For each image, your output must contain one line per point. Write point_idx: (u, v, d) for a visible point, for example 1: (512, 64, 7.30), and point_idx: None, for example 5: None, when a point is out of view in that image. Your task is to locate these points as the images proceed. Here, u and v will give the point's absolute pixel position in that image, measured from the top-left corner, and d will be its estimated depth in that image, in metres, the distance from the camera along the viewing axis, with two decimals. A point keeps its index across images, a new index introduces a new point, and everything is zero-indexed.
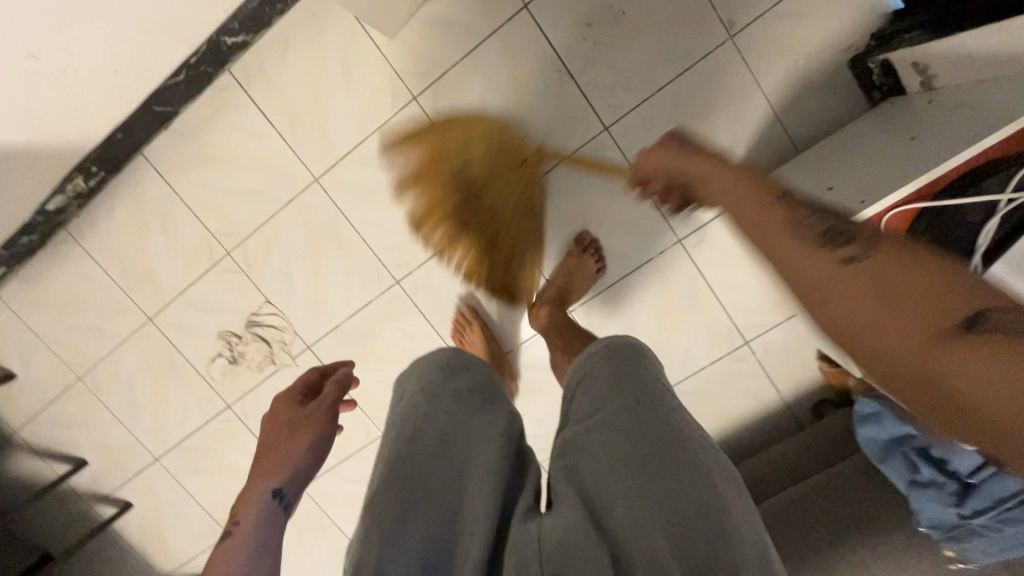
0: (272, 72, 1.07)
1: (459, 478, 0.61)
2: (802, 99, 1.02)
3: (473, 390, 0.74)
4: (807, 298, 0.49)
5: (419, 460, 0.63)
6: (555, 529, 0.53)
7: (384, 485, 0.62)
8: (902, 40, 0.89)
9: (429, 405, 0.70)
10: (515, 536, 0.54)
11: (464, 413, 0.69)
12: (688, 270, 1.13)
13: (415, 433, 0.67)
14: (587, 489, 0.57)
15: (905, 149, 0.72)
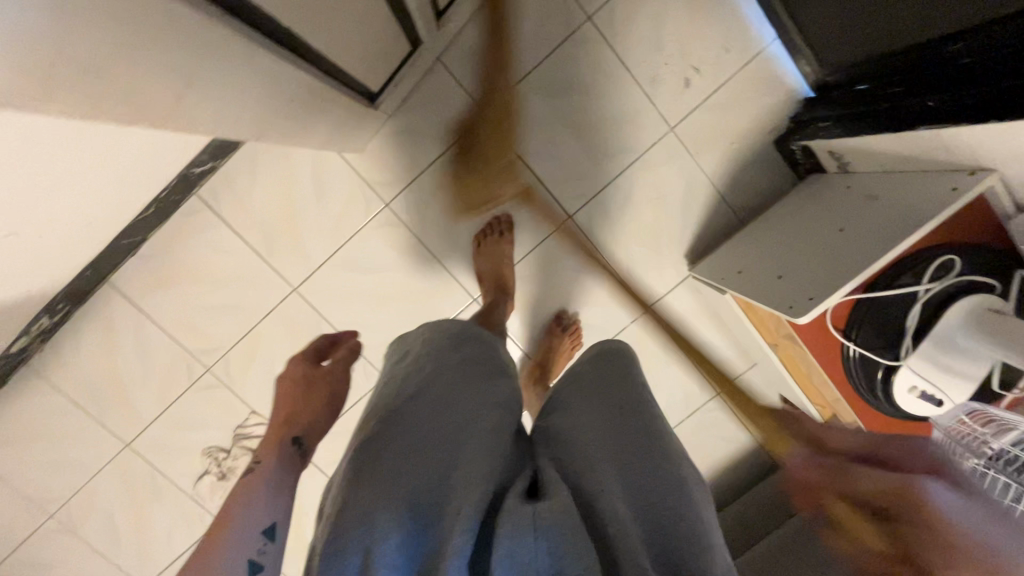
0: (243, 192, 1.09)
1: (458, 450, 0.61)
2: (740, 177, 1.14)
3: (481, 364, 0.75)
4: None
5: (421, 431, 0.63)
6: (553, 509, 0.54)
7: (380, 448, 0.63)
8: (817, 128, 1.02)
9: (439, 377, 0.71)
10: (512, 513, 0.54)
11: (467, 390, 0.69)
12: (658, 335, 1.22)
13: (419, 405, 0.67)
14: (580, 471, 0.61)
15: (836, 239, 0.83)
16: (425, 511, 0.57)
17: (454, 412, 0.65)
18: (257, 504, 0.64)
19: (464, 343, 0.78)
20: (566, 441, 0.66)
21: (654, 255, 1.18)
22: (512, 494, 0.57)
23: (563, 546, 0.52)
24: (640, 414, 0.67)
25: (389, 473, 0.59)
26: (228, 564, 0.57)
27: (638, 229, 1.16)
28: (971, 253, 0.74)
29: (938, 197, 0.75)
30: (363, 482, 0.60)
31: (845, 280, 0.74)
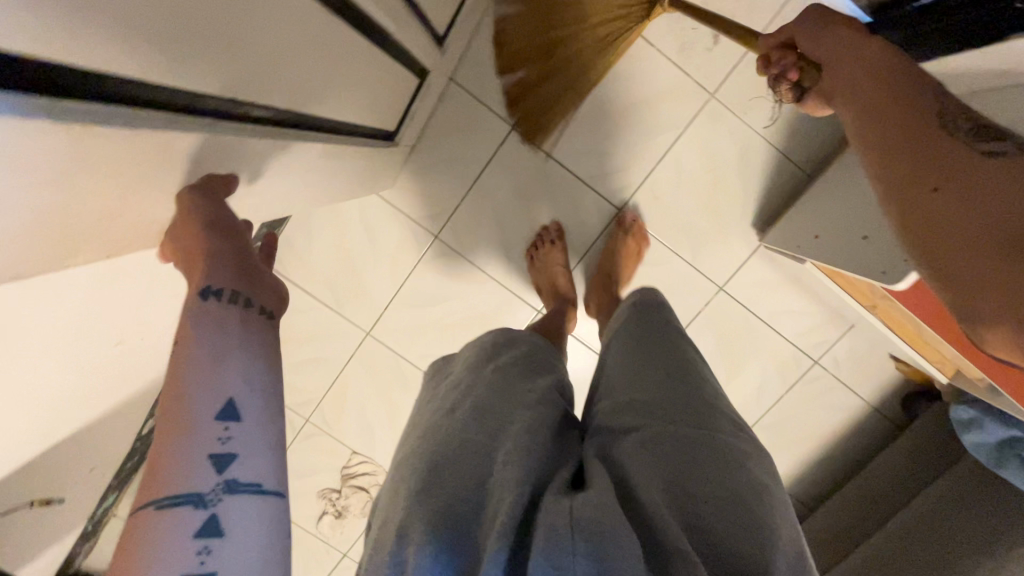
0: (303, 252, 1.15)
1: (495, 452, 0.52)
2: (799, 129, 1.04)
3: (521, 362, 0.64)
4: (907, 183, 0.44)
5: (454, 436, 0.55)
6: (599, 510, 0.44)
7: (410, 463, 0.55)
8: None
9: (483, 380, 0.62)
10: (547, 513, 0.45)
11: (503, 391, 0.59)
12: (738, 312, 1.15)
13: (447, 413, 0.59)
14: (626, 462, 0.51)
15: None
16: (455, 521, 0.48)
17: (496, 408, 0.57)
18: (202, 378, 0.45)
19: (519, 345, 0.68)
20: (615, 437, 0.55)
21: (717, 230, 1.10)
22: (553, 490, 0.48)
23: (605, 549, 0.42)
24: (695, 410, 0.57)
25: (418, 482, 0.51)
26: (184, 468, 0.41)
27: (694, 206, 1.10)
28: None
29: None
30: (397, 496, 0.53)
31: None
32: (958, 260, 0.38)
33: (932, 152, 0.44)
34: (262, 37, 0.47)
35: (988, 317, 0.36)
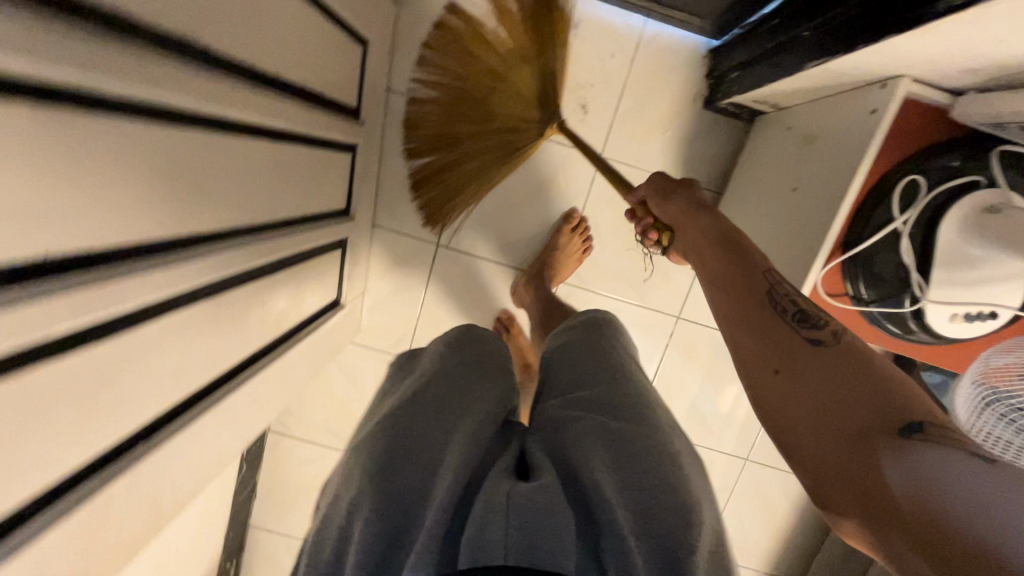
0: (303, 409, 1.27)
1: (447, 429, 0.55)
2: (692, 156, 1.10)
3: (484, 358, 0.67)
4: (761, 372, 0.50)
5: (411, 412, 0.56)
6: (540, 494, 0.48)
7: (359, 442, 0.57)
8: (731, 80, 0.96)
9: (451, 366, 0.64)
10: (486, 496, 0.49)
11: (465, 385, 0.62)
12: (704, 331, 1.19)
13: (407, 394, 0.61)
14: (564, 448, 0.56)
15: (792, 201, 0.79)
16: (405, 490, 0.49)
17: (447, 408, 0.58)
18: None
19: (480, 341, 0.70)
20: (558, 422, 0.60)
21: (654, 267, 1.16)
22: (497, 474, 0.52)
23: (534, 530, 0.46)
24: (631, 399, 0.62)
25: (374, 454, 0.52)
26: None
27: (624, 253, 1.16)
28: (935, 160, 0.65)
29: (860, 124, 0.68)
30: (339, 488, 0.54)
31: (811, 264, 0.70)
32: (817, 476, 0.42)
33: (789, 346, 0.49)
34: (196, 344, 0.58)
35: (848, 517, 0.39)
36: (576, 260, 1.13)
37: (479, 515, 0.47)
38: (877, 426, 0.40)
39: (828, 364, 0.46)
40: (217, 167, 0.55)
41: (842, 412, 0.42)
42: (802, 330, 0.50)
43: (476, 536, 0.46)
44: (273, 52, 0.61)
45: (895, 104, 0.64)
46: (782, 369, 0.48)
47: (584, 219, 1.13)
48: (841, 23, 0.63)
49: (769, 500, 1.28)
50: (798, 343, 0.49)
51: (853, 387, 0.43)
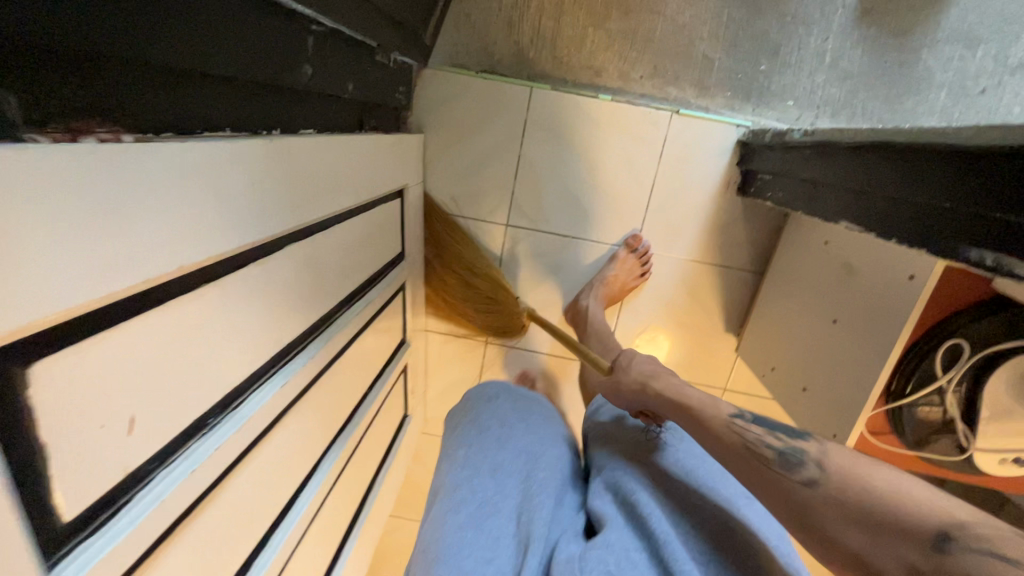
0: None
1: (525, 511, 0.62)
2: (727, 240, 1.10)
3: (529, 423, 0.78)
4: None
5: (491, 494, 0.64)
6: (610, 550, 0.57)
7: (437, 520, 0.62)
8: (763, 181, 0.96)
9: (508, 446, 0.72)
10: (563, 555, 0.57)
11: (531, 454, 0.71)
12: (751, 400, 1.20)
13: (483, 468, 0.67)
14: (631, 494, 0.64)
15: (832, 331, 0.80)
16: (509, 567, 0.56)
17: (507, 498, 0.64)
18: None
19: (518, 408, 0.81)
20: (614, 475, 0.69)
21: (697, 344, 1.18)
22: (567, 538, 0.61)
23: None
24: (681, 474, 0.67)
25: (465, 538, 0.58)
26: None
27: (666, 333, 1.18)
28: (975, 322, 0.66)
29: (897, 281, 0.69)
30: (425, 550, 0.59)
31: (855, 416, 0.72)
32: None
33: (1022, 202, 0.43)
34: (303, 559, 0.68)
35: None
36: (635, 279, 1.12)
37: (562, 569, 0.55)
38: None
39: None
40: (302, 430, 0.63)
41: None
42: (1004, 208, 0.45)
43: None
44: (330, 288, 0.69)
45: (934, 277, 0.63)
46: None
47: (648, 243, 1.11)
48: (875, 202, 0.63)
49: None
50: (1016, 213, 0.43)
51: None
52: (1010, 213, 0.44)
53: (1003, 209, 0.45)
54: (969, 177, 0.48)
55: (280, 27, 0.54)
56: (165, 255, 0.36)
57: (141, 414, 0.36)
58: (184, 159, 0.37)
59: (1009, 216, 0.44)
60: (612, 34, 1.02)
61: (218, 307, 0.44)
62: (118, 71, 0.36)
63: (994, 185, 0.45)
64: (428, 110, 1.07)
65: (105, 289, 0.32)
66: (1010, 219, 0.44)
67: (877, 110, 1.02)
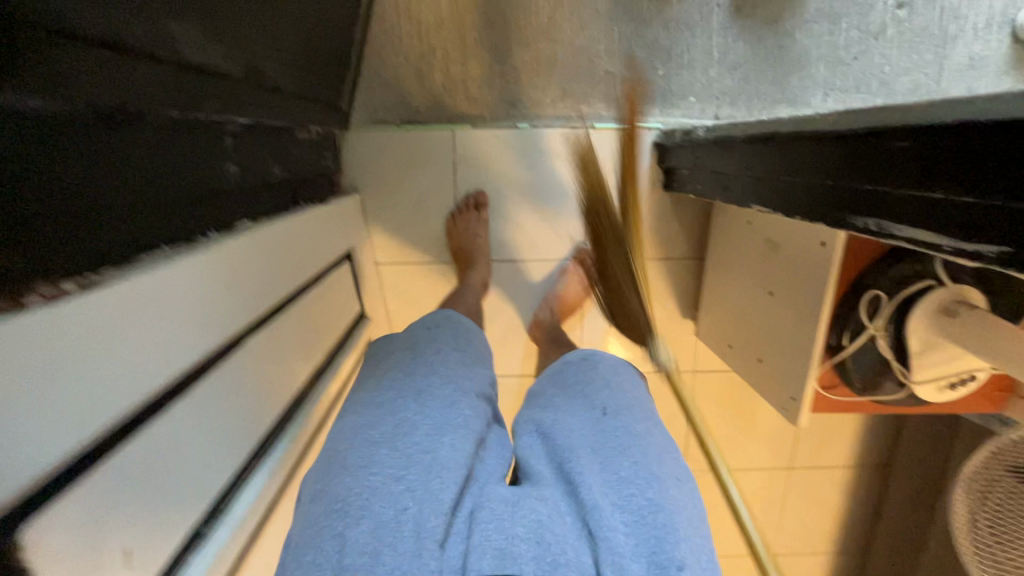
0: None
1: (448, 433, 0.59)
2: (665, 234, 1.16)
3: (467, 355, 0.75)
4: (893, 178, 0.49)
5: (412, 414, 0.60)
6: (542, 505, 0.55)
7: (343, 442, 0.58)
8: (682, 176, 1.03)
9: (440, 369, 0.69)
10: (491, 503, 0.55)
11: (462, 388, 0.67)
12: (721, 375, 1.26)
13: (405, 392, 0.64)
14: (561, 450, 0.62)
15: (771, 302, 0.86)
16: (421, 486, 0.53)
17: (430, 418, 0.60)
18: None
19: (452, 338, 0.77)
20: (550, 429, 0.65)
21: (660, 334, 1.23)
22: (493, 483, 0.58)
23: (544, 537, 0.52)
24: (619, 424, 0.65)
25: (379, 454, 0.55)
26: None
27: (629, 330, 1.23)
28: (887, 271, 0.73)
29: (813, 249, 0.76)
30: (335, 465, 0.55)
31: (807, 376, 0.79)
32: (919, 171, 0.46)
33: (889, 172, 0.49)
34: None
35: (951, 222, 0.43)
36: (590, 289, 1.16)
37: (491, 510, 0.54)
38: (931, 182, 0.44)
39: (907, 210, 0.48)
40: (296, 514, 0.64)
41: (929, 211, 0.45)
42: (876, 179, 0.51)
43: (488, 535, 0.51)
44: (297, 368, 0.70)
45: (840, 243, 0.71)
46: (893, 147, 0.48)
47: None
48: (775, 183, 0.70)
49: (824, 497, 1.36)
50: (886, 183, 0.50)
51: (920, 220, 0.47)
52: (880, 183, 0.51)
53: (876, 181, 0.51)
54: (846, 154, 0.54)
55: (201, 138, 0.57)
56: (127, 391, 0.38)
57: (136, 545, 0.38)
58: (128, 295, 0.39)
59: (880, 185, 0.51)
60: (518, 66, 1.08)
61: (189, 420, 0.46)
62: (56, 225, 0.38)
63: (867, 159, 0.52)
64: (359, 168, 1.09)
65: (75, 440, 0.33)
66: (882, 188, 0.50)
67: (769, 91, 1.11)
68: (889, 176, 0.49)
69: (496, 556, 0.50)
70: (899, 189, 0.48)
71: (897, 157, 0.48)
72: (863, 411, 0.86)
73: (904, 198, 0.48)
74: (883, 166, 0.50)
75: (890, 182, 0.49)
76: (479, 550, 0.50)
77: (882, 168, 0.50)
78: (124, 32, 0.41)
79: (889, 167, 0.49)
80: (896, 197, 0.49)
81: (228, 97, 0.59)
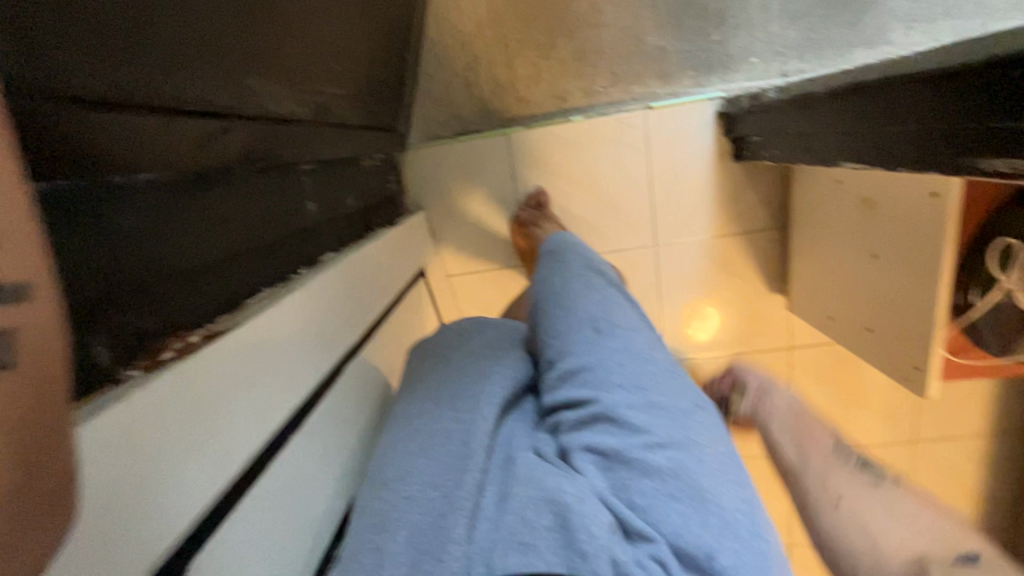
0: None
1: (476, 428, 0.55)
2: (740, 207, 1.10)
3: (506, 342, 0.69)
4: (1018, 114, 0.43)
5: (446, 416, 0.57)
6: (571, 485, 0.49)
7: (385, 449, 0.56)
8: (754, 144, 0.96)
9: (476, 362, 0.64)
10: (520, 487, 0.50)
11: (493, 373, 0.62)
12: (821, 349, 1.17)
13: (437, 393, 0.60)
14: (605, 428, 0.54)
15: (875, 266, 0.79)
16: (450, 488, 0.50)
17: (454, 416, 0.56)
18: None
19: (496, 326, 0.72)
20: (579, 377, 0.58)
21: (747, 313, 1.17)
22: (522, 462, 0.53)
23: (570, 522, 0.46)
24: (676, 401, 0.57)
25: (417, 462, 0.53)
26: None
27: (712, 313, 1.18)
28: (1019, 216, 0.64)
29: (920, 203, 0.68)
30: (378, 473, 0.54)
31: (930, 344, 0.71)
32: None
33: (1012, 107, 0.43)
34: None
35: None
36: None
37: (518, 497, 0.49)
38: None
39: None
40: None
41: None
42: (999, 117, 0.45)
43: (514, 525, 0.47)
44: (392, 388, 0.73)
45: (955, 191, 0.63)
46: (1014, 79, 0.42)
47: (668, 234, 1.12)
48: (870, 137, 0.63)
49: (958, 471, 1.23)
50: (1012, 120, 0.44)
51: None
52: (1007, 121, 0.44)
53: (999, 119, 0.45)
54: (954, 94, 0.48)
55: (281, 182, 0.60)
56: (258, 428, 0.41)
57: (277, 574, 0.41)
58: (247, 337, 0.42)
59: (1006, 124, 0.44)
60: (563, 59, 1.06)
61: (307, 450, 0.48)
62: (171, 284, 0.42)
63: (982, 96, 0.46)
64: (420, 186, 1.12)
65: (221, 480, 0.36)
66: (1008, 126, 0.44)
67: (841, 36, 1.02)
68: (1015, 112, 0.43)
69: (521, 549, 0.45)
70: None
71: (1019, 90, 0.42)
72: (1002, 375, 0.76)
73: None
74: (1006, 103, 0.43)
75: (1016, 119, 0.43)
76: (503, 542, 0.46)
77: (1003, 105, 0.44)
78: (215, 96, 0.43)
79: (1011, 102, 0.43)
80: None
81: (303, 142, 0.62)
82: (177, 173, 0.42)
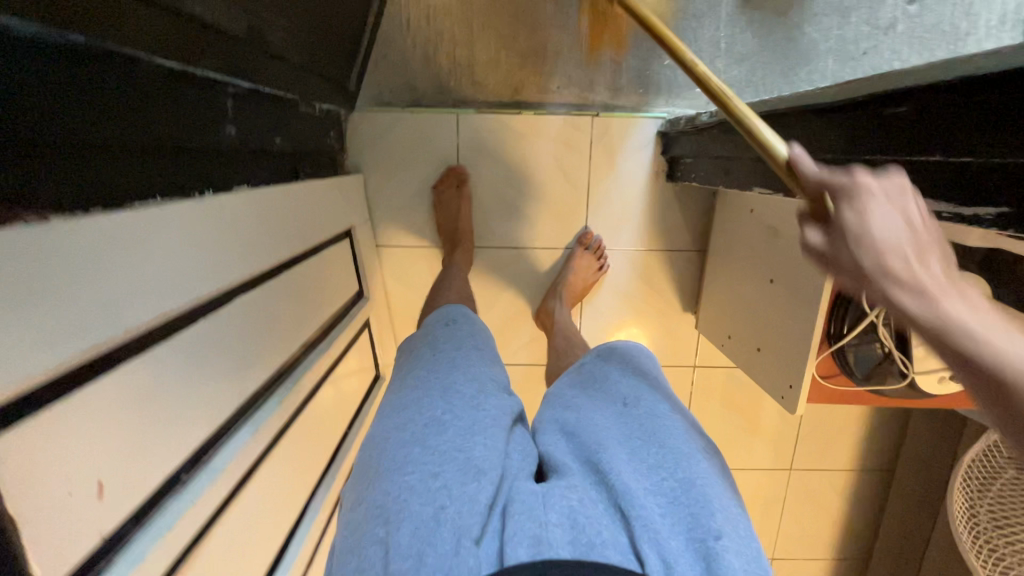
0: None
1: (478, 431, 0.58)
2: (668, 224, 1.16)
3: (484, 351, 0.73)
4: (887, 146, 0.48)
5: (439, 413, 0.60)
6: (573, 493, 0.54)
7: (379, 452, 0.58)
8: (687, 165, 1.02)
9: (460, 364, 0.68)
10: (520, 496, 0.54)
11: (481, 384, 0.65)
12: (721, 371, 1.25)
13: (432, 390, 0.64)
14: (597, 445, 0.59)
15: (772, 291, 0.85)
16: (452, 484, 0.53)
17: (448, 415, 0.60)
18: None
19: (458, 330, 0.77)
20: (579, 425, 0.63)
21: (661, 327, 1.22)
22: (522, 477, 0.57)
23: (579, 524, 0.51)
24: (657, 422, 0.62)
25: (412, 453, 0.55)
26: None
27: (629, 322, 1.22)
28: None
29: None
30: (375, 473, 0.55)
31: (804, 365, 0.78)
32: (915, 137, 0.45)
33: (886, 141, 0.48)
34: None
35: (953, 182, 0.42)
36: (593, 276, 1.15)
37: (522, 502, 0.53)
38: (928, 145, 0.43)
39: (908, 178, 0.47)
40: (281, 481, 0.64)
41: (928, 176, 0.45)
42: (872, 149, 0.50)
43: (520, 522, 0.51)
44: (290, 336, 0.70)
45: None
46: (889, 113, 0.47)
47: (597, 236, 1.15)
48: None
49: (824, 501, 1.34)
50: (883, 152, 0.49)
51: (919, 188, 0.46)
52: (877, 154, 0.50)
53: (870, 154, 0.50)
54: (843, 125, 0.53)
55: (195, 92, 0.56)
56: (105, 326, 0.38)
57: (111, 477, 0.38)
58: (110, 229, 0.39)
59: (878, 156, 0.50)
60: (524, 52, 1.08)
61: (174, 365, 0.45)
62: (35, 154, 0.38)
63: (863, 129, 0.51)
64: (362, 150, 1.10)
65: (50, 363, 0.33)
66: (878, 157, 0.50)
67: (776, 84, 1.10)
68: (887, 144, 0.48)
69: (530, 545, 0.49)
70: (896, 156, 0.47)
71: (891, 124, 0.47)
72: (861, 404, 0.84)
73: (903, 166, 0.47)
74: (880, 136, 0.49)
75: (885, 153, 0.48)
76: (514, 539, 0.49)
77: (878, 138, 0.49)
78: None
79: (885, 137, 0.48)
80: (896, 165, 0.48)
81: (230, 56, 0.60)
82: (61, 39, 0.39)
